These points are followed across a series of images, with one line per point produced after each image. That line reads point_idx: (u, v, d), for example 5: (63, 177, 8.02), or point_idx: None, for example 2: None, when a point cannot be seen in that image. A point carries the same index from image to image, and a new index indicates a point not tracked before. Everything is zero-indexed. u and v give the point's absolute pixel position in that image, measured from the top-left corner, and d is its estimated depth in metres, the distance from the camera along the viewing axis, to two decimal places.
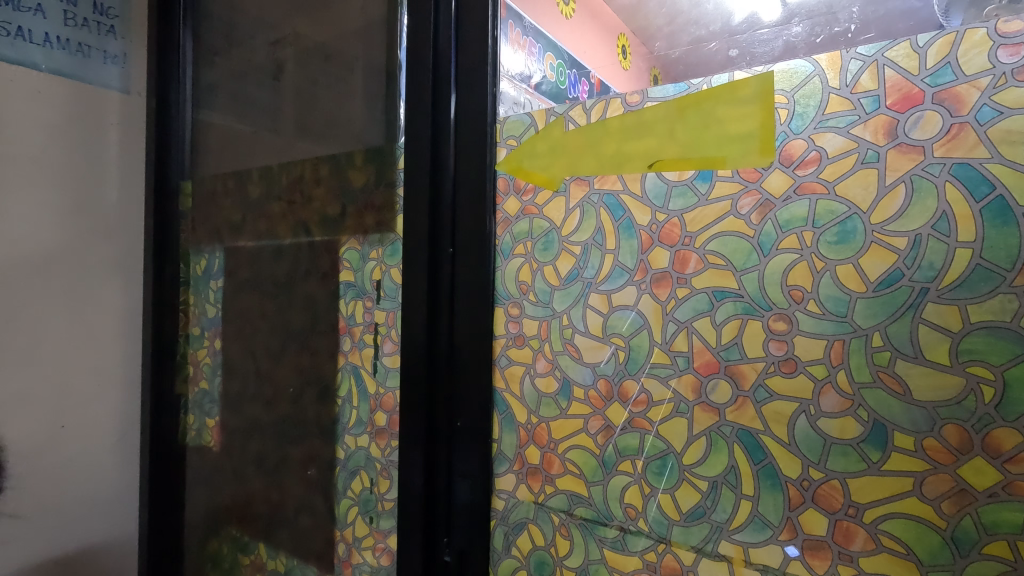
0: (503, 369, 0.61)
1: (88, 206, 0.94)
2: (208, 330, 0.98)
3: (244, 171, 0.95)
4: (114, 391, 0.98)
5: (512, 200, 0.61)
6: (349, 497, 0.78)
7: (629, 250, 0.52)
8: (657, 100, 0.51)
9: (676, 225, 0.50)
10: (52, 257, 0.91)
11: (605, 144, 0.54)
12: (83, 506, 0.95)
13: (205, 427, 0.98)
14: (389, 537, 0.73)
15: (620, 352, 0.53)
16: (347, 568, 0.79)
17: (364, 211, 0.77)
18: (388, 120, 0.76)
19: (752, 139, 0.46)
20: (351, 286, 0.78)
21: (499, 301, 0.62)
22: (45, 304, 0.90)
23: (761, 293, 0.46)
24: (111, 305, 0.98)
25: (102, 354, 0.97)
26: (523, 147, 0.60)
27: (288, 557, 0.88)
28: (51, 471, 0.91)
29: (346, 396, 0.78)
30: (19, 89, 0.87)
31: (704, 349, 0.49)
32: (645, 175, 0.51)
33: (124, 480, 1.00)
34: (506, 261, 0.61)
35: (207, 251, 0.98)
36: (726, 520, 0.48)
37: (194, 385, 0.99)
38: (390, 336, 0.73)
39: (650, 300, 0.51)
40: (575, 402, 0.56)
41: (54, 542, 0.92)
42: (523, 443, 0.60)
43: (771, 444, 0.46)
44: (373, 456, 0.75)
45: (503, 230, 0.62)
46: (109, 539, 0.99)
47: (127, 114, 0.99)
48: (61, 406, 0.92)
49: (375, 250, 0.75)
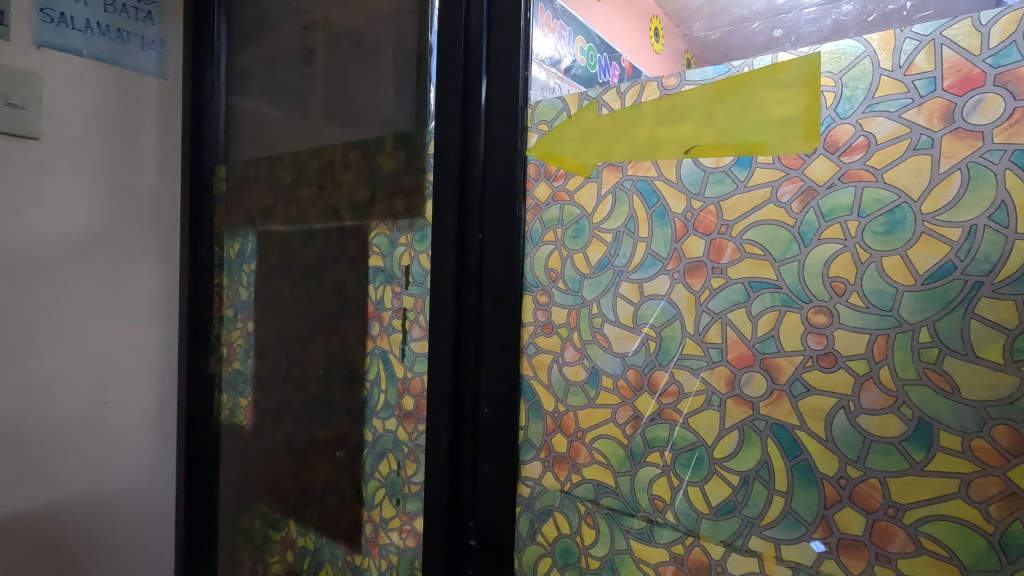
0: (531, 357, 0.61)
1: (127, 190, 0.97)
2: (241, 312, 1.00)
3: (275, 157, 0.96)
4: (152, 370, 1.02)
5: (542, 186, 0.60)
6: (376, 478, 0.79)
7: (662, 238, 0.51)
8: (695, 84, 0.49)
9: (712, 213, 0.48)
10: (94, 238, 0.94)
11: (639, 130, 0.53)
12: (123, 479, 0.99)
13: (239, 407, 1.01)
14: (415, 519, 0.74)
15: (650, 343, 0.52)
16: (374, 548, 0.80)
17: (393, 196, 0.77)
18: (418, 104, 0.75)
19: (795, 124, 0.45)
20: (380, 271, 0.78)
21: (527, 288, 0.61)
22: (87, 284, 0.93)
23: (801, 285, 0.44)
24: (149, 285, 1.01)
25: (141, 332, 1.00)
26: (554, 133, 0.59)
27: (317, 535, 0.89)
28: (93, 444, 0.95)
29: (374, 379, 0.79)
30: (61, 74, 0.89)
31: (738, 341, 0.47)
32: (681, 161, 0.50)
33: (161, 455, 1.04)
34: (535, 248, 0.61)
35: (240, 234, 1.00)
36: (758, 515, 0.47)
37: (227, 365, 1.02)
38: (419, 321, 0.73)
39: (683, 290, 0.50)
40: (604, 392, 0.55)
41: (97, 512, 0.97)
42: (549, 431, 0.60)
43: (807, 440, 0.44)
44: (401, 439, 0.76)
45: (533, 217, 0.61)
46: (148, 511, 1.03)
47: (163, 99, 1.01)
48: (102, 382, 0.96)
49: (405, 235, 0.75)
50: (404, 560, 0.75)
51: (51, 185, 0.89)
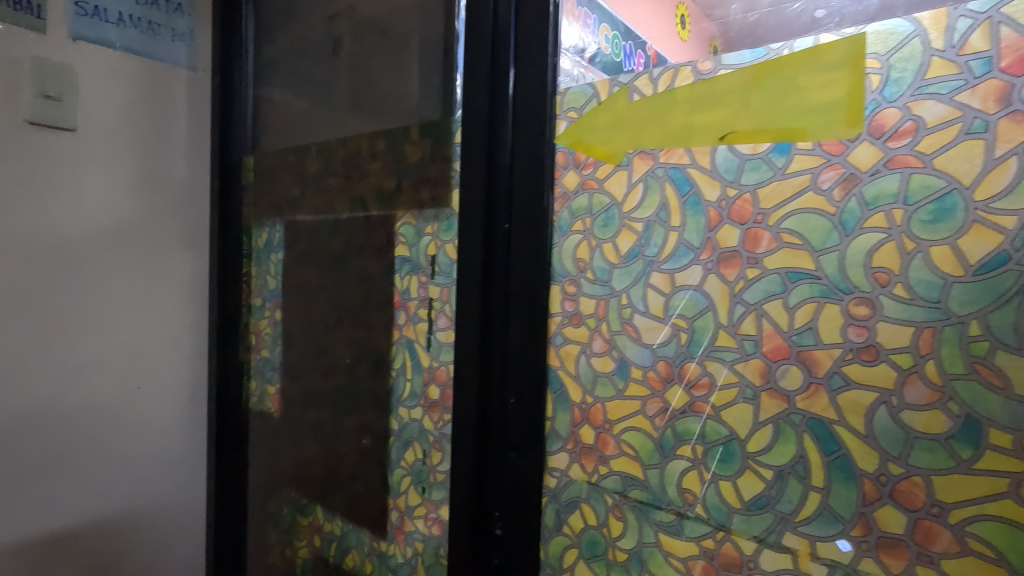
0: (558, 347, 0.60)
1: (159, 180, 0.99)
2: (270, 301, 1.01)
3: (302, 147, 0.97)
4: (184, 357, 1.04)
5: (571, 174, 0.59)
6: (402, 467, 0.80)
7: (695, 227, 0.50)
8: (732, 68, 0.48)
9: (748, 201, 0.47)
10: (127, 228, 0.96)
11: (672, 116, 0.51)
12: (157, 464, 1.02)
13: (267, 394, 1.03)
14: (441, 507, 0.74)
15: (682, 334, 0.51)
16: (400, 535, 0.80)
17: (419, 185, 0.77)
18: (445, 93, 0.75)
19: (837, 108, 0.43)
20: (406, 261, 0.78)
21: (554, 279, 0.61)
22: (121, 273, 0.96)
23: (841, 275, 0.43)
24: (180, 274, 1.03)
25: (173, 320, 1.02)
26: (584, 120, 0.58)
27: (344, 521, 0.91)
28: (128, 428, 0.98)
29: (400, 368, 0.80)
30: (95, 67, 0.91)
31: (774, 333, 0.46)
32: (716, 148, 0.49)
33: (193, 441, 1.07)
34: (563, 238, 0.60)
35: (268, 224, 1.02)
36: (792, 511, 0.46)
37: (256, 353, 1.04)
38: (445, 311, 0.73)
39: (716, 280, 0.49)
40: (633, 383, 0.55)
41: (132, 495, 0.99)
42: (577, 423, 0.59)
43: (846, 435, 0.43)
44: (426, 428, 0.76)
45: (561, 205, 0.60)
46: (181, 495, 1.06)
47: (193, 91, 1.03)
48: (136, 368, 0.99)
49: (431, 224, 0.75)
50: (429, 548, 0.76)
51: (86, 177, 0.91)
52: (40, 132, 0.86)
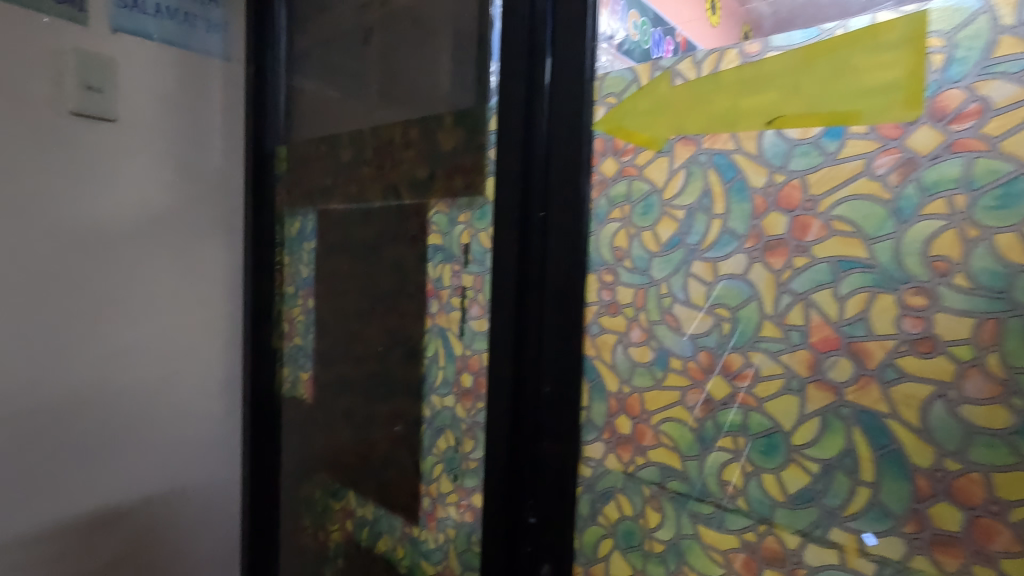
0: (594, 337, 0.60)
1: (195, 170, 1.01)
2: (302, 289, 1.03)
3: (335, 136, 0.98)
4: (219, 343, 1.07)
5: (609, 161, 0.58)
6: (434, 454, 0.80)
7: (740, 215, 0.49)
8: (780, 49, 0.46)
9: (796, 187, 0.46)
10: (166, 217, 0.98)
11: (716, 100, 0.50)
12: (194, 446, 1.05)
13: (300, 380, 1.05)
14: (473, 494, 0.75)
15: (725, 324, 0.50)
16: (431, 521, 0.81)
17: (453, 173, 0.77)
18: (479, 80, 0.74)
19: (895, 90, 0.41)
20: (439, 249, 0.79)
21: (591, 268, 0.60)
22: (160, 261, 0.98)
23: (896, 264, 0.42)
24: (216, 262, 1.05)
25: (209, 307, 1.05)
26: (624, 105, 0.57)
27: (376, 506, 0.92)
28: (167, 411, 1.01)
29: (432, 356, 0.80)
30: (134, 58, 0.93)
31: (823, 324, 0.45)
32: (763, 133, 0.47)
33: (228, 425, 1.09)
34: (600, 226, 0.59)
35: (301, 213, 1.03)
36: (840, 506, 0.45)
37: (289, 340, 1.06)
38: (478, 299, 0.73)
39: (762, 269, 0.48)
40: (672, 373, 0.54)
41: (171, 476, 1.03)
42: (613, 413, 0.58)
43: (899, 429, 0.42)
44: (459, 416, 0.76)
45: (598, 193, 0.59)
46: (217, 477, 1.09)
47: (228, 81, 1.04)
48: (175, 354, 1.01)
49: (464, 213, 0.75)
50: (462, 534, 0.77)
51: (126, 166, 0.93)
52: (83, 123, 0.88)
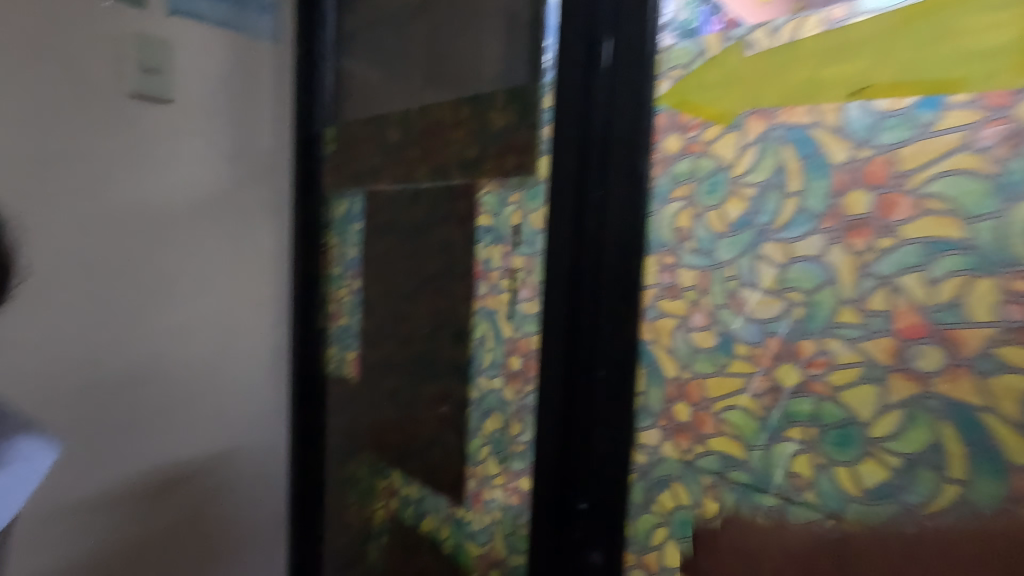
0: (651, 321, 0.58)
1: (247, 152, 1.03)
2: (349, 271, 1.05)
3: (384, 116, 0.98)
4: (269, 322, 1.09)
5: (672, 138, 0.56)
6: (481, 436, 0.80)
7: (817, 193, 0.46)
8: (870, 13, 0.43)
9: (884, 163, 0.43)
10: (219, 197, 1.00)
11: (794, 71, 0.47)
12: (245, 421, 1.08)
13: (346, 360, 1.07)
14: (521, 477, 0.74)
15: (797, 309, 0.48)
16: (477, 503, 0.81)
17: (504, 153, 0.75)
18: (534, 57, 0.73)
19: (1004, 54, 0.38)
20: (489, 230, 0.78)
21: (649, 249, 0.58)
22: (214, 240, 1.00)
23: (999, 246, 0.38)
24: (266, 242, 1.07)
25: (260, 286, 1.07)
26: (691, 78, 0.54)
27: (421, 486, 0.93)
28: (220, 387, 1.04)
29: (481, 338, 0.80)
30: (190, 41, 0.94)
31: (909, 309, 0.42)
32: (847, 105, 0.44)
33: (278, 402, 1.12)
34: (661, 206, 0.57)
35: (348, 194, 1.04)
36: (922, 504, 0.42)
37: (335, 321, 1.08)
38: (529, 282, 0.72)
39: (841, 251, 0.45)
40: (737, 359, 0.52)
41: (223, 450, 1.06)
42: (671, 399, 0.57)
43: (995, 424, 0.39)
44: (507, 399, 0.76)
45: (660, 171, 0.57)
46: (266, 451, 1.12)
47: (278, 63, 1.05)
48: (228, 331, 1.04)
49: (515, 193, 0.74)
50: (508, 517, 0.76)
51: (182, 148, 0.96)
52: (141, 105, 0.91)
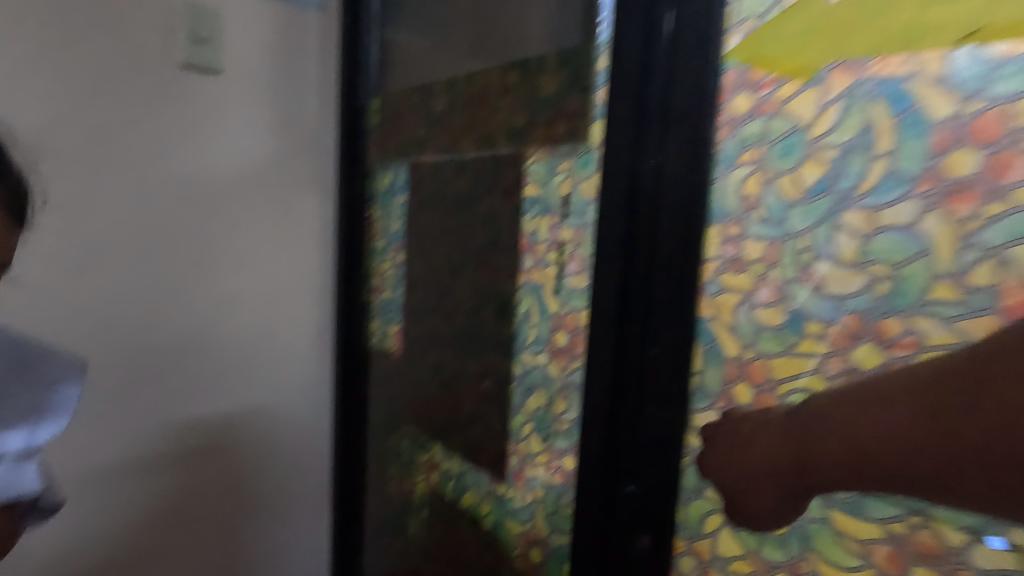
0: (712, 297, 0.54)
1: (294, 123, 1.03)
2: (393, 244, 1.05)
3: (429, 85, 0.96)
4: (315, 294, 1.10)
5: (741, 98, 0.51)
6: (524, 413, 0.78)
7: (912, 153, 0.43)
8: None
9: (996, 117, 0.39)
10: (267, 169, 1.01)
11: (891, 16, 0.43)
12: (292, 391, 1.10)
13: (388, 334, 1.07)
14: (565, 456, 0.72)
15: (880, 285, 0.45)
16: (519, 480, 0.80)
17: (555, 119, 0.72)
18: (588, 16, 0.69)
19: None
20: (537, 201, 0.75)
21: (712, 220, 0.54)
22: (262, 212, 1.01)
23: None
24: (312, 215, 1.07)
25: (307, 259, 1.07)
26: (766, 30, 0.50)
27: (462, 461, 0.92)
28: (267, 357, 1.06)
29: (526, 314, 0.77)
30: (239, 10, 0.94)
31: (1020, 286, 0.39)
32: (954, 53, 0.41)
33: (323, 373, 1.13)
34: (726, 172, 0.53)
35: (392, 165, 1.04)
36: None
37: (379, 293, 1.08)
38: (578, 255, 0.69)
39: (939, 219, 0.42)
40: (807, 338, 0.49)
41: (270, 418, 1.08)
42: (731, 380, 0.54)
43: None
44: (552, 376, 0.73)
45: (726, 134, 0.53)
46: (311, 421, 1.13)
47: (325, 33, 1.04)
48: (276, 302, 1.05)
49: (566, 161, 0.70)
50: (550, 496, 0.75)
51: (232, 119, 0.96)
52: (192, 75, 0.91)
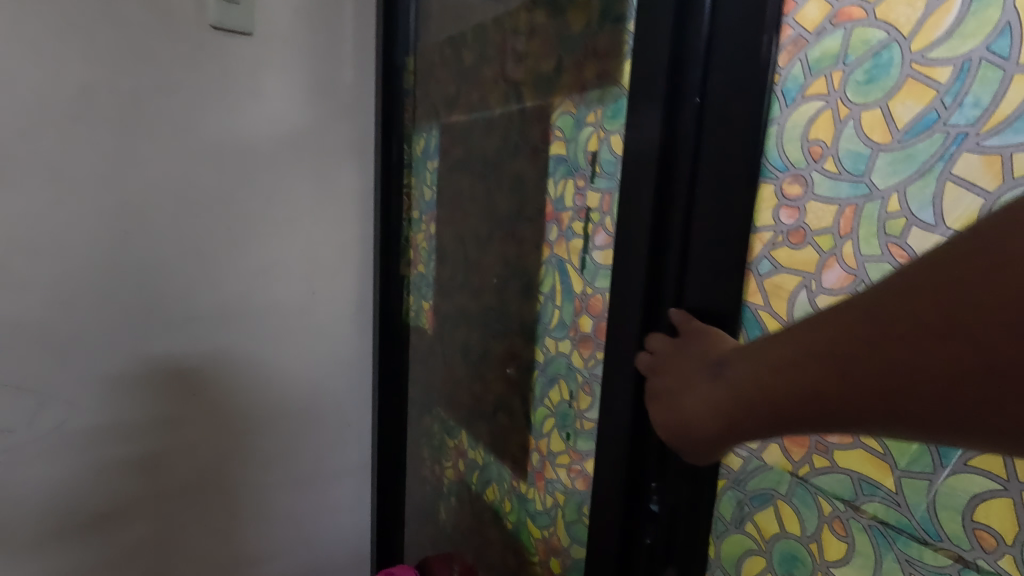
0: (763, 279, 0.42)
1: (329, 87, 0.97)
2: (426, 214, 0.99)
3: (459, 35, 0.87)
4: (352, 268, 1.05)
5: (814, 5, 0.38)
6: (546, 406, 0.69)
7: None
8: None
9: None
10: (302, 136, 0.96)
11: None
12: (330, 365, 1.07)
13: (423, 309, 1.03)
14: (587, 460, 0.62)
15: None
16: (540, 481, 0.71)
17: (584, 61, 0.60)
18: None
19: None
20: (563, 161, 0.63)
21: (766, 176, 0.42)
22: (296, 182, 0.97)
23: None
24: (348, 184, 1.01)
25: (342, 230, 1.03)
26: None
27: (486, 451, 0.85)
28: (304, 331, 1.03)
29: (549, 293, 0.67)
30: None
31: None
32: None
33: (360, 348, 1.09)
34: (789, 110, 0.40)
35: (426, 128, 0.98)
36: None
37: (415, 268, 1.03)
38: (604, 225, 0.57)
39: None
40: None
41: (307, 393, 1.06)
42: None
43: None
44: (575, 365, 0.63)
45: (790, 58, 0.40)
46: (348, 397, 1.10)
47: None
48: (313, 275, 1.02)
49: (594, 111, 0.58)
50: (571, 502, 0.65)
51: (265, 82, 0.91)
52: (223, 37, 0.87)
